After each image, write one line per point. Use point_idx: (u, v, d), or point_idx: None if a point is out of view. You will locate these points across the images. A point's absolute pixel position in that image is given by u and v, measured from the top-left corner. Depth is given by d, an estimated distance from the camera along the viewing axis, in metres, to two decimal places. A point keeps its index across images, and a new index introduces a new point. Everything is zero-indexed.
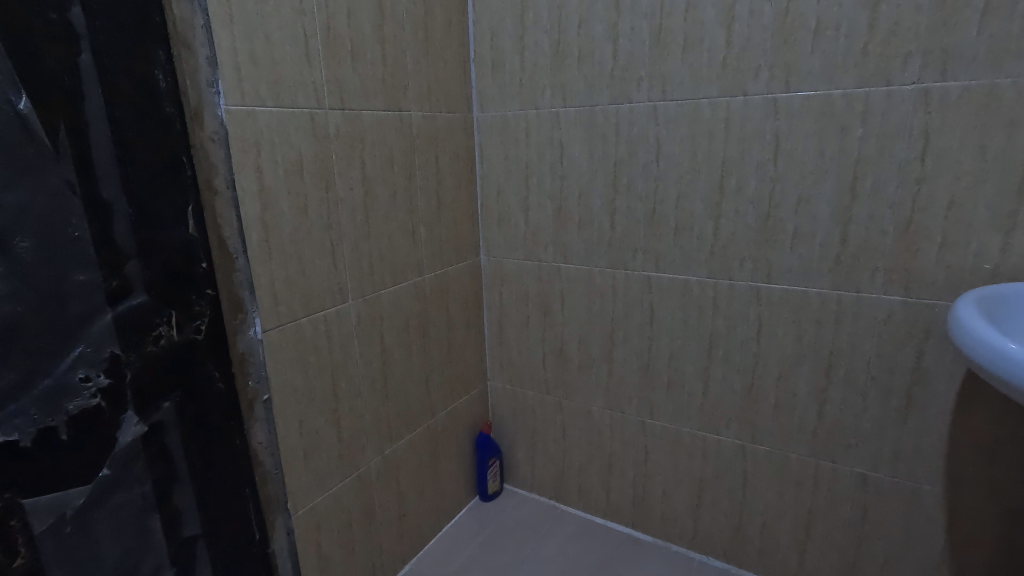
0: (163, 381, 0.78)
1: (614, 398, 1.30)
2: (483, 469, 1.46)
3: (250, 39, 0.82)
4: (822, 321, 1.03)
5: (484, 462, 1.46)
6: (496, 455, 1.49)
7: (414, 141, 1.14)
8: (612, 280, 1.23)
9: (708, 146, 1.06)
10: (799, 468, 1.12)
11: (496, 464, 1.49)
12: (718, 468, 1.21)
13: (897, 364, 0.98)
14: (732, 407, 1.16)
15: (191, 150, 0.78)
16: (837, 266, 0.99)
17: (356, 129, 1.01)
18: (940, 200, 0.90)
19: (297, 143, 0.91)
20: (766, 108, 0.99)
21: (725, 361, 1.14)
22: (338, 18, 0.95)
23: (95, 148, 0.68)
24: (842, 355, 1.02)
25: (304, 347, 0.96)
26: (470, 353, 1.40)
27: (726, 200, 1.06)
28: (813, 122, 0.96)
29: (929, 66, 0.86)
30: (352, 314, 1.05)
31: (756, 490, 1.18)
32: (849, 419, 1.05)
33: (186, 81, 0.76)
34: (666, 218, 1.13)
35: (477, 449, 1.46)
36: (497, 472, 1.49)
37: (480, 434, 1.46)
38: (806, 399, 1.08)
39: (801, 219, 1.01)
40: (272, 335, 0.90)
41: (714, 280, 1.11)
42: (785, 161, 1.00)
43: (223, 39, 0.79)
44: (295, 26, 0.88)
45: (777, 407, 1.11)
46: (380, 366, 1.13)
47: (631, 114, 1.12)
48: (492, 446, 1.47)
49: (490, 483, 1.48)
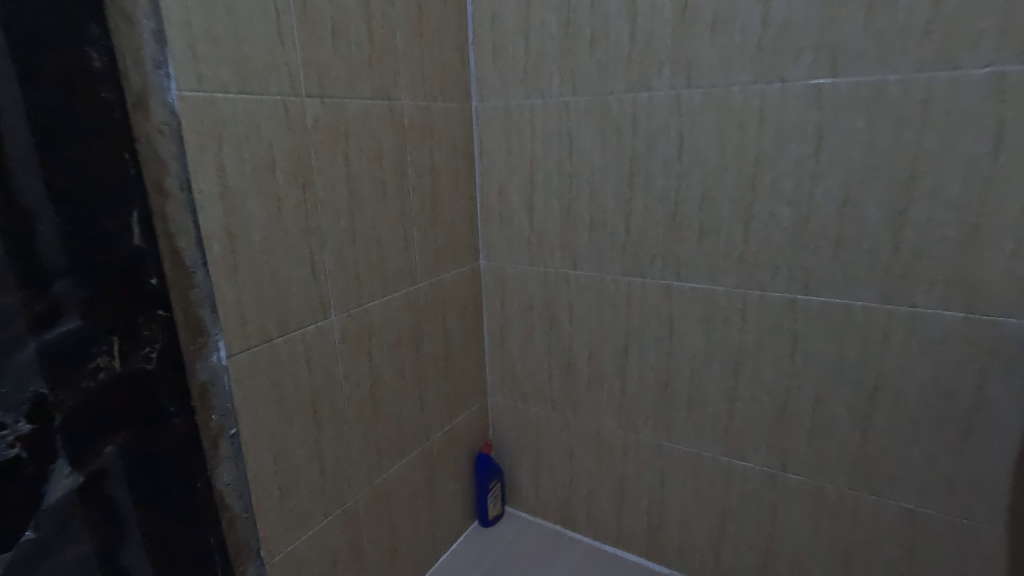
0: (104, 421, 0.65)
1: (627, 418, 1.18)
2: (483, 493, 1.35)
3: (208, 11, 0.69)
4: (868, 338, 0.91)
5: (484, 485, 1.34)
6: (497, 477, 1.37)
7: (406, 133, 1.02)
8: (627, 289, 1.11)
9: (739, 139, 0.93)
10: (837, 501, 1.00)
11: (496, 487, 1.37)
12: (744, 497, 1.09)
13: (954, 388, 0.87)
14: (761, 431, 1.04)
15: (134, 145, 0.65)
16: (887, 276, 0.87)
17: (338, 120, 0.88)
18: (1013, 202, 0.78)
19: (267, 136, 0.78)
20: (807, 97, 0.87)
21: (754, 380, 1.02)
22: None
23: (7, 143, 0.55)
24: (892, 376, 0.91)
25: (277, 373, 0.83)
26: (468, 368, 1.27)
27: (759, 202, 0.94)
28: (863, 112, 0.84)
29: (1005, 47, 0.74)
30: (334, 332, 0.92)
31: (786, 523, 1.06)
32: (896, 447, 0.93)
33: (128, 62, 0.63)
34: (690, 220, 1.01)
35: (476, 471, 1.34)
36: (498, 495, 1.38)
37: (480, 454, 1.34)
38: (847, 425, 0.96)
39: (845, 223, 0.88)
40: (240, 359, 0.78)
41: (743, 291, 0.99)
42: (828, 158, 0.87)
43: (174, 12, 0.66)
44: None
45: (813, 432, 0.99)
46: (368, 388, 1.01)
47: (650, 103, 0.99)
48: (492, 468, 1.35)
49: (491, 508, 1.36)
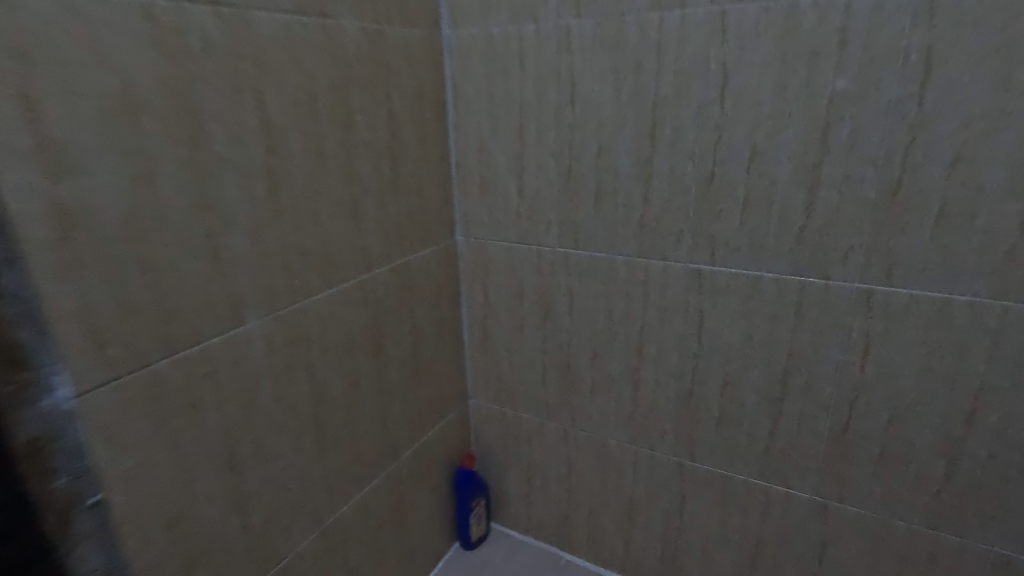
0: None
1: (640, 431, 0.96)
2: (464, 514, 1.14)
3: None
4: (966, 344, 0.69)
5: (466, 505, 1.13)
6: (481, 493, 1.16)
7: (347, 68, 0.75)
8: (643, 274, 0.87)
9: (805, 75, 0.68)
10: (905, 540, 0.80)
11: (480, 505, 1.16)
12: (785, 530, 0.89)
13: None
14: (810, 454, 0.83)
15: None
16: (1007, 264, 0.65)
17: (242, 42, 0.61)
18: None
19: (119, 60, 0.51)
20: (913, 10, 0.61)
21: (806, 393, 0.80)
22: None
23: None
24: (990, 392, 0.69)
25: (170, 411, 0.59)
26: (444, 370, 1.04)
27: (829, 162, 0.70)
28: (996, 32, 0.59)
29: None
30: (252, 346, 0.67)
31: (838, 562, 0.86)
32: (993, 481, 0.72)
33: None
34: (729, 187, 0.77)
35: (456, 489, 1.13)
36: (482, 514, 1.17)
37: (460, 469, 1.12)
38: (925, 451, 0.75)
39: (952, 190, 0.65)
40: (104, 395, 0.54)
41: (798, 280, 0.76)
42: (935, 99, 0.63)
43: None
44: None
45: (880, 458, 0.78)
46: (308, 412, 0.77)
47: (682, 27, 0.73)
48: (475, 484, 1.13)
49: (474, 529, 1.15)
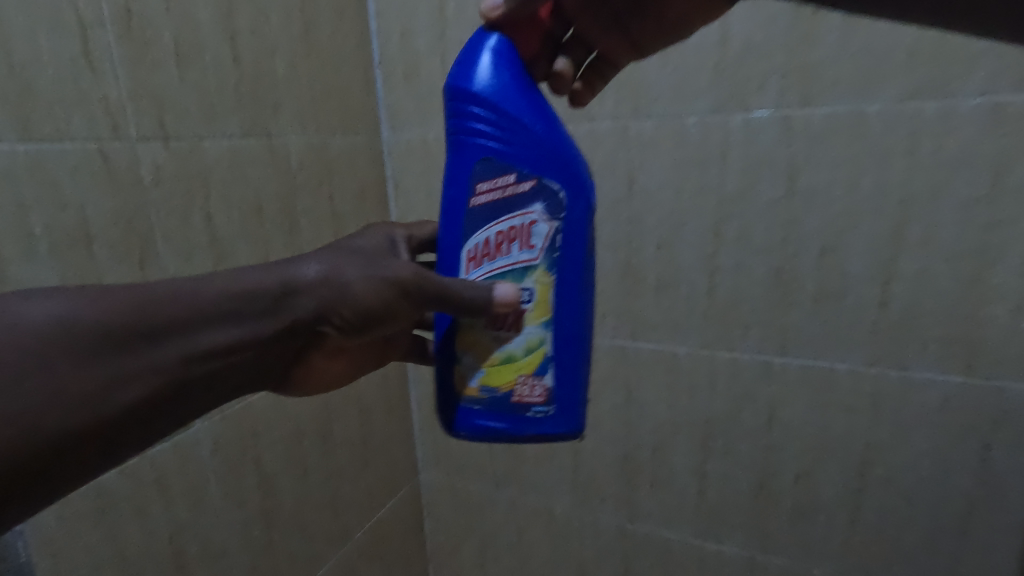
0: (110, 530, 0.61)
1: (582, 494, 1.01)
2: (467, 172, 0.52)
3: (29, 12, 0.51)
4: (989, 314, 0.69)
5: (471, 137, 0.51)
6: (532, 168, 0.50)
7: (280, 162, 0.78)
8: (722, 135, 0.76)
9: (715, 69, 0.74)
10: (953, 544, 0.78)
11: (530, 293, 0.50)
12: (715, 521, 0.92)
13: (951, 430, 0.74)
14: (820, 497, 0.84)
15: None
16: (971, 288, 0.69)
17: (193, 166, 0.66)
18: (1016, 253, 0.66)
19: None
20: (776, 128, 0.73)
21: (910, 254, 0.71)
22: (96, 31, 0.56)
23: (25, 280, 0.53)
24: (1002, 362, 0.70)
25: (399, 310, 0.46)
26: (386, 426, 1.04)
27: (811, 101, 0.70)
28: (901, 82, 0.67)
29: (790, 90, 0.71)
30: (368, 303, 0.45)
31: (775, 535, 0.88)
32: (934, 484, 0.77)
33: None
34: (753, 50, 0.72)
35: (456, 95, 0.51)
36: (535, 253, 0.50)
37: (455, 185, 0.52)
38: (945, 447, 0.75)
39: (890, 175, 0.69)
40: (166, 449, 0.66)
41: (918, 101, 0.66)
42: (805, 153, 0.72)
43: (47, 46, 0.53)
44: (74, 67, 0.55)
45: (981, 466, 0.74)
46: (295, 467, 0.85)
47: (593, 137, 0.83)
48: (507, 87, 0.50)
49: (486, 379, 0.52)
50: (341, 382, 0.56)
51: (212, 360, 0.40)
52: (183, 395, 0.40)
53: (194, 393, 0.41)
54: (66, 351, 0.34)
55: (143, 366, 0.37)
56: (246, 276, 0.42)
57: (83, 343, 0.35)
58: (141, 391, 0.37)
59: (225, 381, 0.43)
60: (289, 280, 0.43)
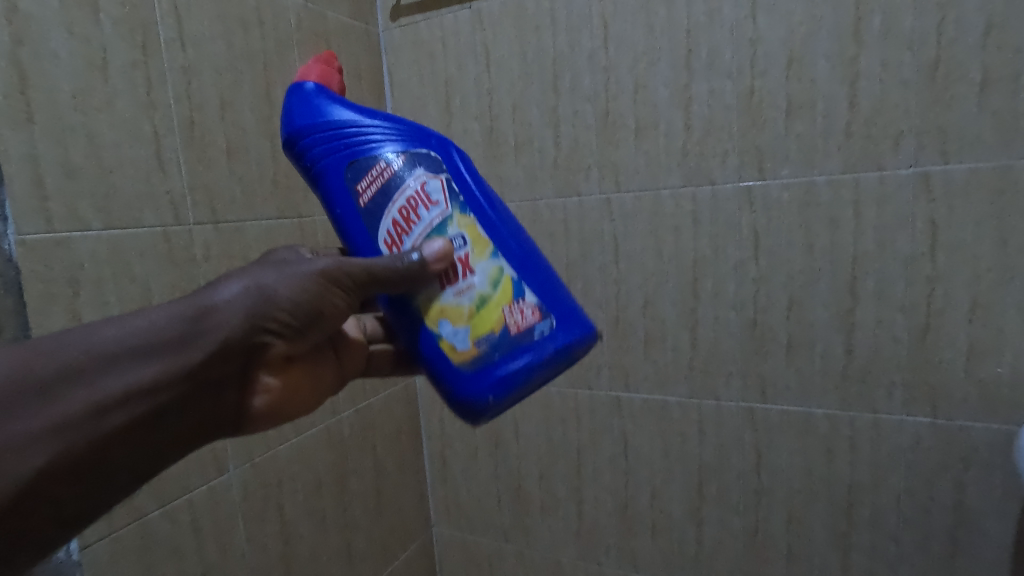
0: (152, 568, 0.69)
1: (587, 544, 1.05)
2: (342, 186, 0.50)
3: (119, 129, 0.65)
4: (944, 358, 0.76)
5: (336, 152, 0.50)
6: (399, 146, 0.50)
7: (308, 238, 0.90)
8: (692, 205, 0.86)
9: (682, 149, 0.85)
10: None
11: (463, 238, 0.49)
12: (715, 568, 0.95)
13: (924, 469, 0.79)
14: (812, 540, 0.87)
15: (41, 274, 0.59)
16: (925, 335, 0.76)
17: (236, 245, 0.78)
18: (960, 303, 0.74)
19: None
20: (739, 198, 0.83)
21: (867, 305, 0.79)
22: (167, 140, 0.70)
23: None
24: (962, 402, 0.76)
25: (333, 300, 0.47)
26: (398, 478, 1.10)
27: (766, 174, 0.81)
28: (841, 156, 0.77)
29: (747, 165, 0.82)
30: (299, 302, 0.45)
31: None
32: (916, 523, 0.81)
33: (27, 222, 0.58)
34: (713, 132, 0.83)
35: (299, 137, 0.51)
36: (444, 205, 0.49)
37: (338, 208, 0.51)
38: (922, 486, 0.80)
39: (840, 235, 0.79)
40: (201, 493, 0.74)
41: (854, 173, 0.77)
42: (765, 217, 0.82)
43: (131, 155, 0.66)
44: (150, 169, 0.68)
45: (957, 503, 0.78)
46: (314, 517, 0.92)
47: (580, 209, 0.94)
48: (343, 106, 0.51)
49: (475, 332, 0.49)
50: (304, 409, 0.55)
51: (134, 403, 0.39)
52: (111, 447, 0.39)
53: (126, 446, 0.40)
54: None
55: (50, 421, 0.36)
56: (153, 312, 0.41)
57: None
58: (50, 451, 0.35)
59: (161, 429, 0.42)
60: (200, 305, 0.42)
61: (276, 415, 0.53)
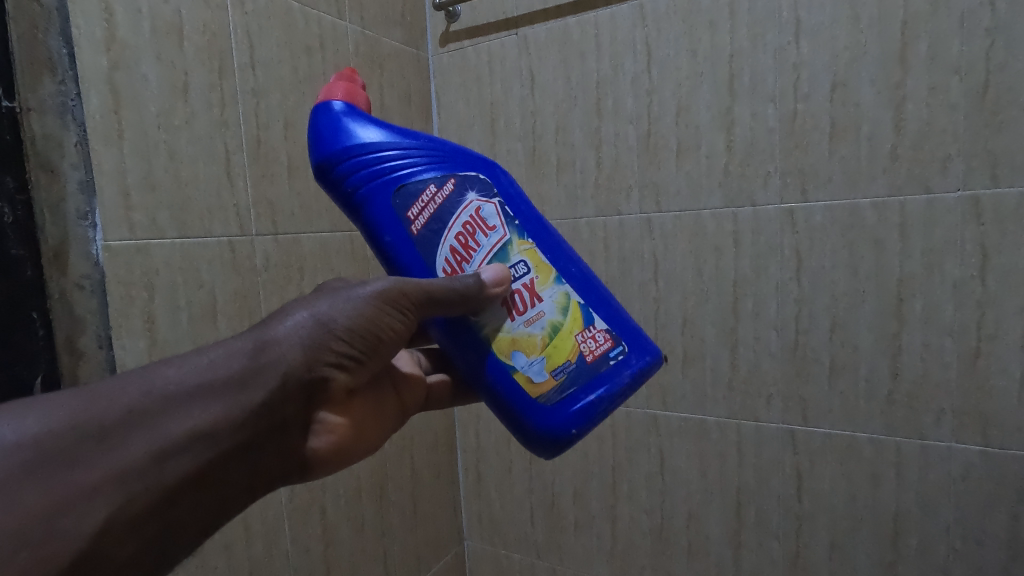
0: (206, 563, 0.72)
1: (621, 564, 1.04)
2: (390, 212, 0.52)
3: (195, 146, 0.70)
4: (997, 385, 0.74)
5: (381, 178, 0.52)
6: (445, 171, 0.52)
7: (357, 251, 0.94)
8: (733, 226, 0.87)
9: (725, 170, 0.87)
10: None
11: (525, 264, 0.52)
12: None
13: (976, 499, 0.77)
14: (855, 569, 0.85)
15: (121, 278, 0.63)
16: (976, 361, 0.75)
17: (293, 255, 0.83)
18: (1012, 328, 0.73)
19: (92, 160, 0.61)
20: (780, 219, 0.84)
21: (915, 328, 0.78)
22: (236, 157, 0.75)
23: (170, 346, 0.68)
24: (1016, 432, 0.74)
25: (389, 324, 0.48)
26: (433, 490, 1.12)
27: (809, 197, 0.82)
28: (886, 179, 0.77)
29: (789, 187, 0.83)
30: (357, 327, 0.47)
31: None
32: (967, 555, 0.78)
33: (113, 231, 0.63)
34: (755, 155, 0.84)
35: (337, 164, 0.52)
36: (501, 229, 0.52)
37: (387, 235, 0.53)
38: (974, 518, 0.77)
39: (886, 258, 0.78)
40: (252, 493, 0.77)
41: (900, 197, 0.77)
42: (807, 239, 0.82)
43: (205, 171, 0.71)
44: (220, 183, 0.73)
45: (1012, 537, 0.75)
46: (353, 523, 0.94)
47: (620, 228, 0.96)
48: (378, 127, 0.52)
49: (551, 362, 0.51)
50: (373, 446, 0.58)
51: (199, 442, 0.40)
52: (174, 494, 0.39)
53: (189, 490, 0.40)
54: (18, 469, 0.33)
55: (114, 466, 0.36)
56: (209, 352, 0.43)
57: (35, 458, 0.34)
58: (121, 489, 0.36)
59: (226, 472, 0.42)
60: (256, 343, 0.44)
61: (346, 452, 0.54)
